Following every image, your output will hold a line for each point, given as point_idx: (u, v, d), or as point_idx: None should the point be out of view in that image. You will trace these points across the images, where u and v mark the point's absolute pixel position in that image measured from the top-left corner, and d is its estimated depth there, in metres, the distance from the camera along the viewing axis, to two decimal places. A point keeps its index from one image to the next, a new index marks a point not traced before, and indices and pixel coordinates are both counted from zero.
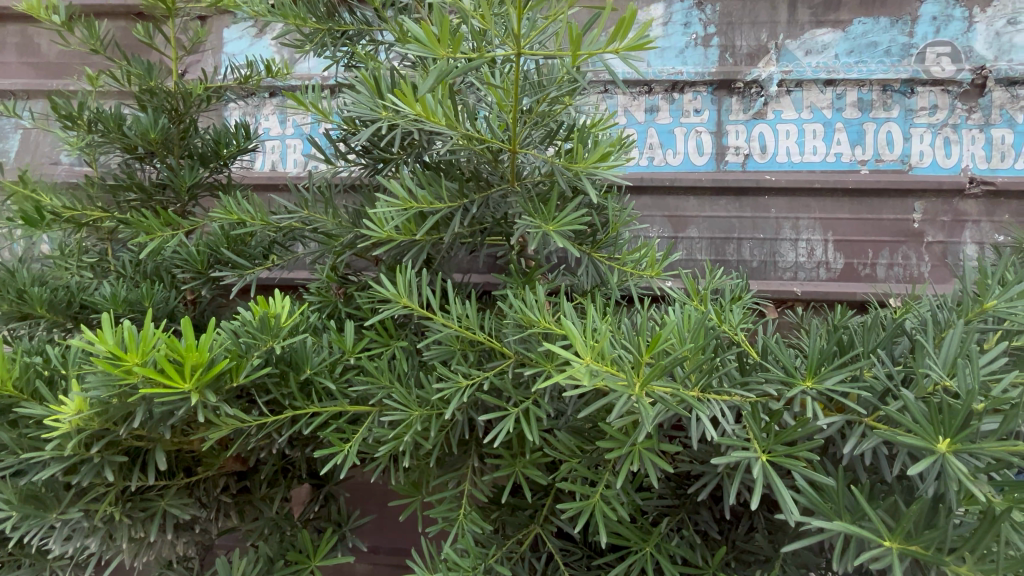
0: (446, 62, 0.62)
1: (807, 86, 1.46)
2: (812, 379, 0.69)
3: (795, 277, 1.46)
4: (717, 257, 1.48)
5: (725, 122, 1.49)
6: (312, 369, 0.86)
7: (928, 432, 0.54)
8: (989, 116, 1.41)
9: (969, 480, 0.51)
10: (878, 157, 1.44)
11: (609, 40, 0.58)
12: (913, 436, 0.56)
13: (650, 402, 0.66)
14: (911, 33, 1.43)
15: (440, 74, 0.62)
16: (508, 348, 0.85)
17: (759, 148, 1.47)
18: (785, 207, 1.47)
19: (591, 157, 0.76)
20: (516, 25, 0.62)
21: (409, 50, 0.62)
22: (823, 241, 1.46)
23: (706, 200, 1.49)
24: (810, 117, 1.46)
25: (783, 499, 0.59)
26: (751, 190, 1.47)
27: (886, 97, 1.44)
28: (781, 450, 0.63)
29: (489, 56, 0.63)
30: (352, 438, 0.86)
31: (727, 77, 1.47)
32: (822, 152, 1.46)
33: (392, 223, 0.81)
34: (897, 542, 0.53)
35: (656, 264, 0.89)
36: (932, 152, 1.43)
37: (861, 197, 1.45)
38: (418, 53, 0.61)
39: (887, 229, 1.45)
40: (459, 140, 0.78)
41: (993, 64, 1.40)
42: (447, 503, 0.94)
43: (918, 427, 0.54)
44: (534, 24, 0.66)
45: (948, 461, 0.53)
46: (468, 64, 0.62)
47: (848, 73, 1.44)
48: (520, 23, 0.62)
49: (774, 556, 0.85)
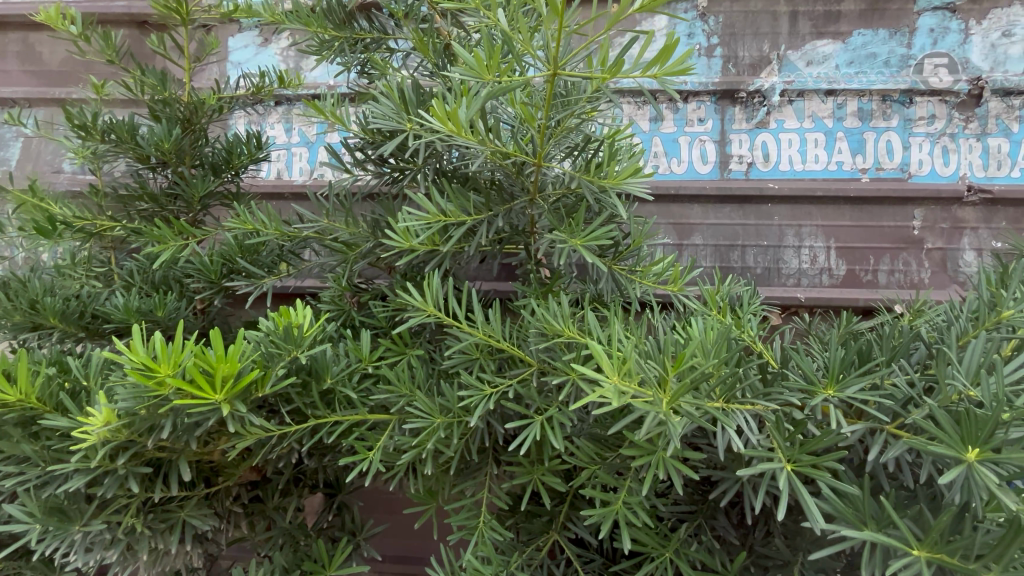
0: (491, 84, 0.66)
1: (808, 96, 1.49)
2: (833, 388, 0.71)
3: (798, 284, 1.48)
4: (721, 263, 1.50)
5: (728, 131, 1.51)
6: (333, 378, 0.86)
7: (956, 443, 0.55)
8: (986, 125, 1.44)
9: (998, 489, 0.53)
10: (878, 165, 1.47)
11: (648, 63, 0.60)
12: (940, 446, 0.58)
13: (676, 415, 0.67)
14: (910, 44, 1.47)
15: (487, 96, 0.66)
16: (530, 355, 0.87)
17: (762, 157, 1.50)
18: (788, 215, 1.49)
19: (622, 172, 0.77)
20: (555, 46, 0.63)
21: (457, 72, 0.67)
22: (825, 248, 1.48)
23: (711, 207, 1.51)
24: (811, 126, 1.48)
25: (810, 506, 0.60)
26: (754, 198, 1.49)
27: (885, 107, 1.47)
28: (806, 459, 0.64)
29: (528, 76, 0.66)
30: (374, 446, 0.86)
31: (730, 87, 1.49)
32: (824, 160, 1.48)
33: (418, 236, 0.83)
34: (925, 550, 0.55)
35: (680, 280, 0.90)
36: (931, 161, 1.46)
37: (862, 204, 1.48)
38: (465, 75, 0.66)
39: (888, 236, 1.47)
40: (487, 155, 0.79)
41: (988, 75, 1.44)
42: (465, 511, 0.95)
43: (946, 437, 0.56)
44: (571, 45, 0.68)
45: (975, 471, 0.55)
46: (509, 85, 0.65)
47: (848, 83, 1.47)
48: (559, 44, 0.63)
49: (792, 560, 0.86)
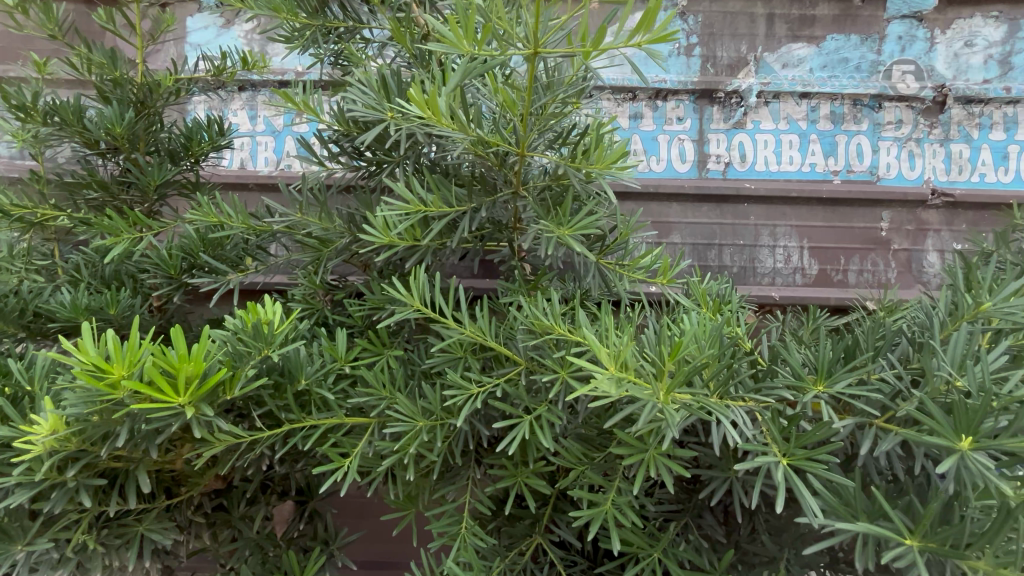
0: (469, 59, 0.60)
1: (783, 98, 1.51)
2: (822, 383, 0.71)
3: (773, 283, 1.50)
4: (700, 262, 1.51)
5: (707, 130, 1.51)
6: (308, 379, 0.81)
7: (948, 432, 0.55)
8: (949, 131, 1.50)
9: (991, 475, 0.53)
10: (849, 167, 1.51)
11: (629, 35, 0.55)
12: (932, 437, 0.57)
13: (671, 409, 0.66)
14: (879, 51, 1.51)
15: (463, 75, 0.61)
16: (519, 354, 0.84)
17: (739, 157, 1.51)
18: (763, 215, 1.51)
19: (609, 157, 0.76)
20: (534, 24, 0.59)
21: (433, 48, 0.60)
22: (799, 247, 1.51)
23: (689, 206, 1.51)
24: (786, 128, 1.51)
25: (805, 499, 0.59)
26: (731, 198, 1.51)
27: (856, 111, 1.50)
28: (801, 454, 0.63)
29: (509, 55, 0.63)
30: (351, 451, 0.82)
31: (708, 87, 1.50)
32: (798, 162, 1.51)
33: (398, 228, 0.79)
34: (917, 540, 0.54)
35: (669, 272, 0.89)
36: (898, 164, 1.50)
37: (834, 205, 1.51)
38: (442, 50, 0.59)
39: (858, 236, 1.51)
40: (468, 145, 0.76)
41: (952, 83, 1.49)
42: (446, 517, 0.91)
43: (936, 426, 0.56)
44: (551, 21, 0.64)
45: (968, 459, 0.54)
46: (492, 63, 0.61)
47: (822, 87, 1.50)
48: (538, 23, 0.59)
49: (779, 556, 0.86)
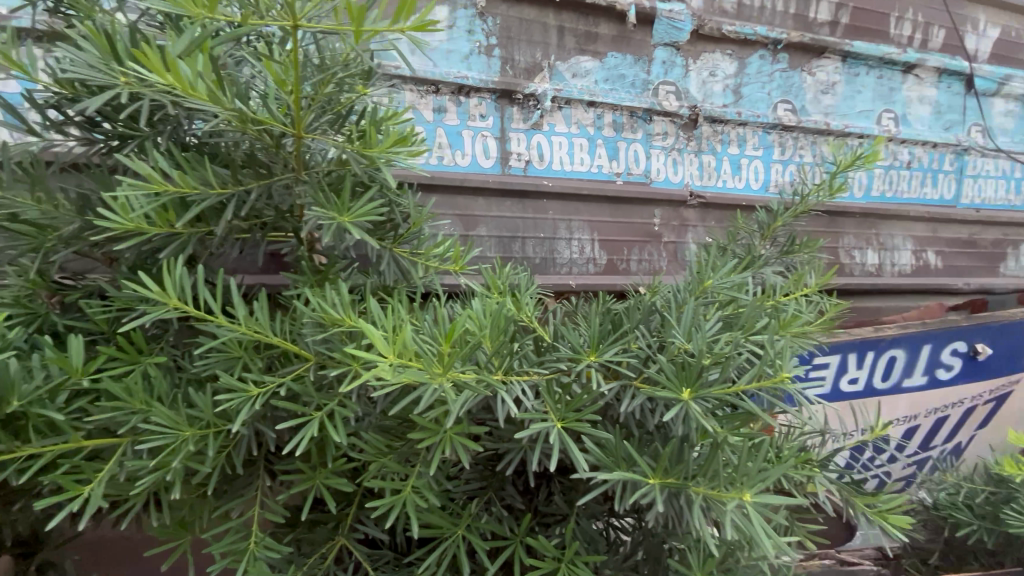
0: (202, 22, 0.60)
1: (574, 104, 1.66)
2: (595, 353, 0.80)
3: (570, 272, 1.65)
4: (505, 254, 1.59)
5: (508, 129, 1.60)
6: (22, 399, 0.65)
7: (675, 386, 0.69)
8: (700, 144, 1.81)
9: (703, 419, 0.68)
10: (628, 170, 1.72)
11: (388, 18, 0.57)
12: (666, 391, 0.71)
13: (458, 388, 0.69)
14: (649, 71, 1.75)
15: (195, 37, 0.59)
16: (307, 350, 0.78)
17: (538, 156, 1.63)
18: (560, 210, 1.65)
19: (386, 142, 0.74)
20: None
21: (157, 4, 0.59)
22: (591, 240, 1.68)
23: (493, 201, 1.58)
24: (577, 132, 1.66)
25: (576, 458, 0.69)
26: (532, 193, 1.61)
27: (633, 122, 1.73)
28: (571, 416, 0.73)
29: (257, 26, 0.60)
30: (94, 478, 0.69)
31: (508, 88, 1.57)
32: (588, 163, 1.68)
33: (144, 209, 0.68)
34: (658, 478, 0.68)
35: (460, 260, 0.92)
36: (665, 170, 1.77)
37: (618, 203, 1.71)
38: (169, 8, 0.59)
39: (637, 230, 1.74)
40: (230, 121, 0.69)
41: (701, 104, 1.80)
42: (230, 535, 0.82)
43: (669, 383, 0.69)
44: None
45: (689, 407, 0.69)
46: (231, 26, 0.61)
47: (604, 97, 1.68)
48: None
49: (568, 513, 0.96)
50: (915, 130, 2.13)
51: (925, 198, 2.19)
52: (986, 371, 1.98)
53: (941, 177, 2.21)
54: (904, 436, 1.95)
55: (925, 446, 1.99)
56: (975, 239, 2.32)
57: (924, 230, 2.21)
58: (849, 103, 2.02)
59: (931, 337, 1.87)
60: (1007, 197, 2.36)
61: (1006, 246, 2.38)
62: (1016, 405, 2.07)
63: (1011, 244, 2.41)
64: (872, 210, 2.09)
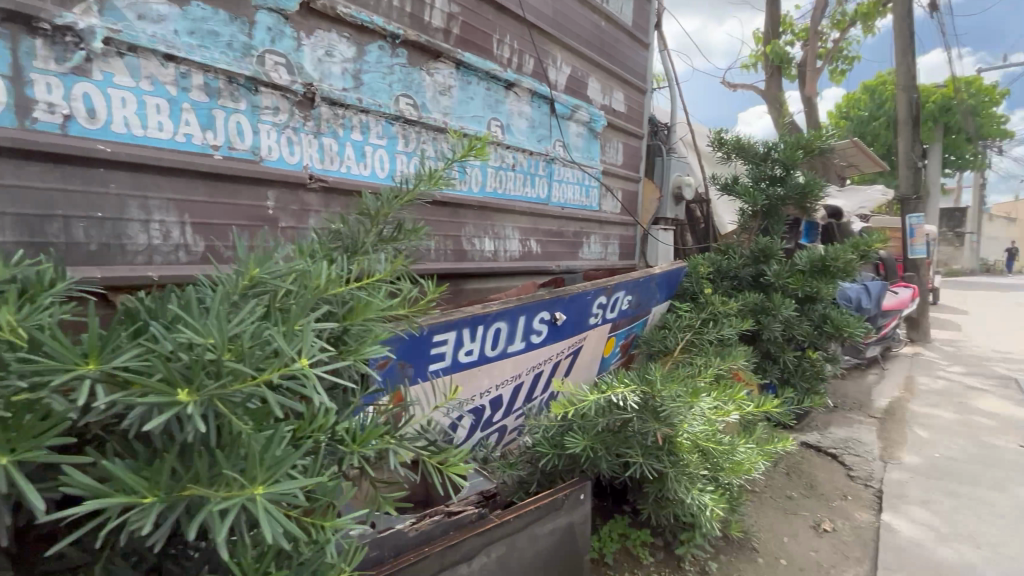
0: None
1: (141, 53, 1.34)
2: (96, 359, 0.63)
3: (150, 261, 1.39)
4: (32, 237, 1.21)
5: (26, 68, 1.18)
6: None
7: (170, 388, 0.62)
8: (319, 126, 1.75)
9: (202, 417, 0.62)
10: (229, 144, 1.54)
11: None
12: (162, 392, 0.63)
13: None
14: (250, 35, 1.56)
15: None
16: None
17: (85, 112, 1.27)
18: (129, 184, 1.35)
19: None
20: None
21: None
22: (179, 223, 1.46)
23: (7, 163, 1.17)
24: (150, 89, 1.37)
25: (28, 496, 0.56)
26: (78, 159, 1.26)
27: (232, 89, 1.53)
28: (30, 449, 0.57)
29: None
30: None
31: (21, 10, 1.15)
32: (169, 130, 1.41)
33: None
34: (157, 495, 0.61)
35: None
36: (279, 148, 1.65)
37: (215, 180, 1.51)
38: None
39: (243, 213, 1.59)
40: None
41: (317, 84, 1.73)
42: None
43: (162, 385, 0.62)
44: None
45: (187, 407, 0.62)
46: None
47: (188, 54, 1.42)
48: None
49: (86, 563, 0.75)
50: (516, 139, 2.54)
51: (527, 196, 2.66)
52: (565, 332, 2.46)
53: (537, 180, 2.71)
54: (513, 395, 2.35)
55: (527, 401, 2.43)
56: (563, 231, 2.95)
57: (527, 222, 2.69)
58: (463, 108, 2.27)
59: (525, 310, 2.21)
60: (581, 199, 3.08)
61: (582, 236, 3.14)
62: (586, 358, 2.67)
63: (586, 235, 3.18)
64: (487, 204, 2.42)
